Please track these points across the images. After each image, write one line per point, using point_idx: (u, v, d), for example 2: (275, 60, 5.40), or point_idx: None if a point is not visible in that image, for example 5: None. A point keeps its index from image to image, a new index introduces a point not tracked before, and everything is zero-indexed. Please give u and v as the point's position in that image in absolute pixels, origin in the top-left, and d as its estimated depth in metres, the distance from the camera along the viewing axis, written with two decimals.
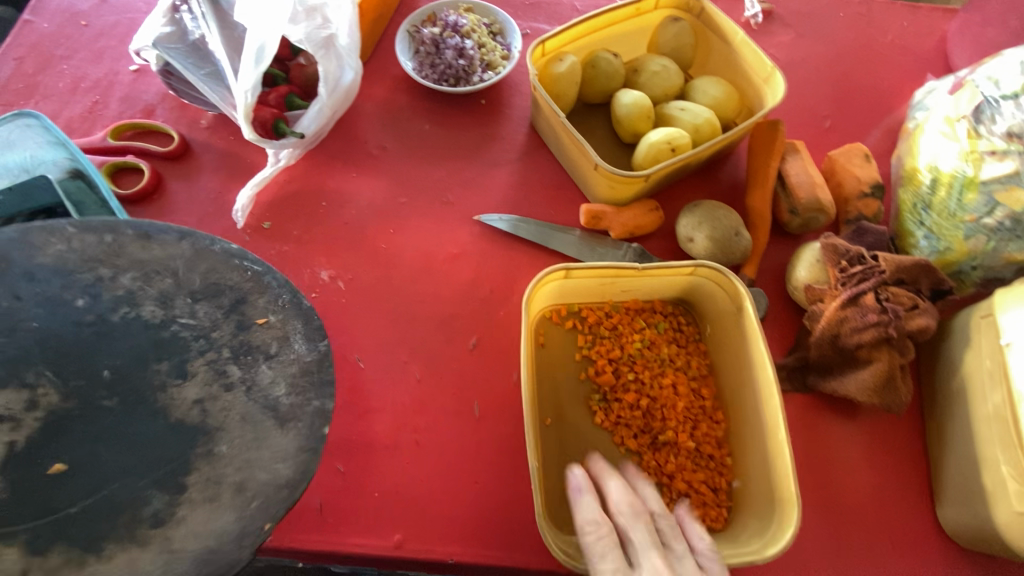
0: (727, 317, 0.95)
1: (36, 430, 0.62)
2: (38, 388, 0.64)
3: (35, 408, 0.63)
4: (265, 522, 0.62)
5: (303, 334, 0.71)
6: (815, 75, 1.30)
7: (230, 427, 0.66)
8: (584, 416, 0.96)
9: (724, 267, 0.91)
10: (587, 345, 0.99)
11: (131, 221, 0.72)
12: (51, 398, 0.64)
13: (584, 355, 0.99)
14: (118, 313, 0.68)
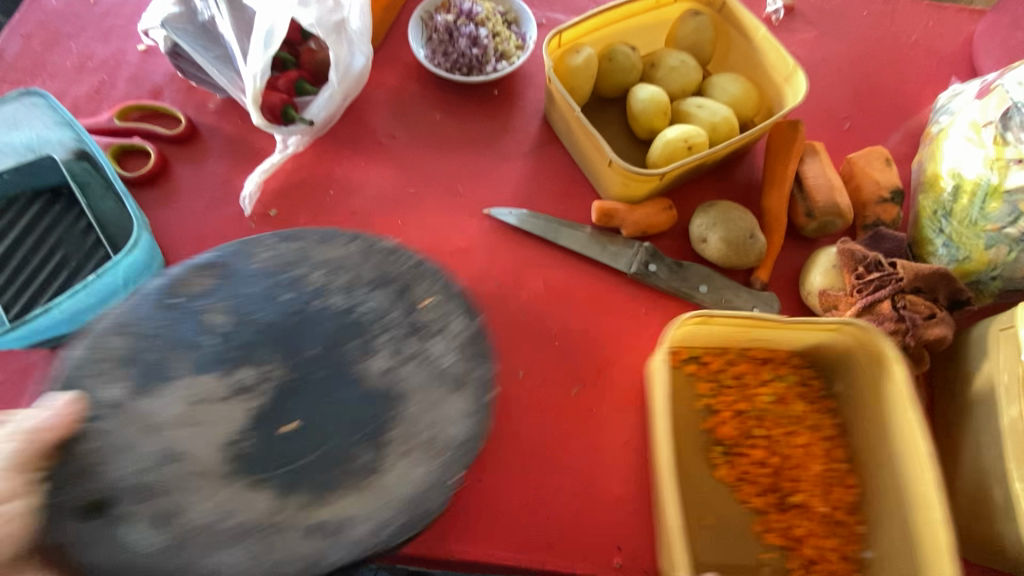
0: (858, 371, 0.92)
1: (269, 397, 0.72)
2: (266, 366, 0.73)
3: (266, 380, 0.73)
4: (457, 474, 0.71)
5: (461, 310, 0.79)
6: (836, 74, 1.27)
7: (413, 393, 0.74)
8: (703, 470, 0.92)
9: (873, 326, 0.84)
10: (708, 394, 0.95)
11: (314, 229, 0.83)
12: (277, 372, 0.73)
13: (705, 404, 0.95)
14: (314, 304, 0.77)
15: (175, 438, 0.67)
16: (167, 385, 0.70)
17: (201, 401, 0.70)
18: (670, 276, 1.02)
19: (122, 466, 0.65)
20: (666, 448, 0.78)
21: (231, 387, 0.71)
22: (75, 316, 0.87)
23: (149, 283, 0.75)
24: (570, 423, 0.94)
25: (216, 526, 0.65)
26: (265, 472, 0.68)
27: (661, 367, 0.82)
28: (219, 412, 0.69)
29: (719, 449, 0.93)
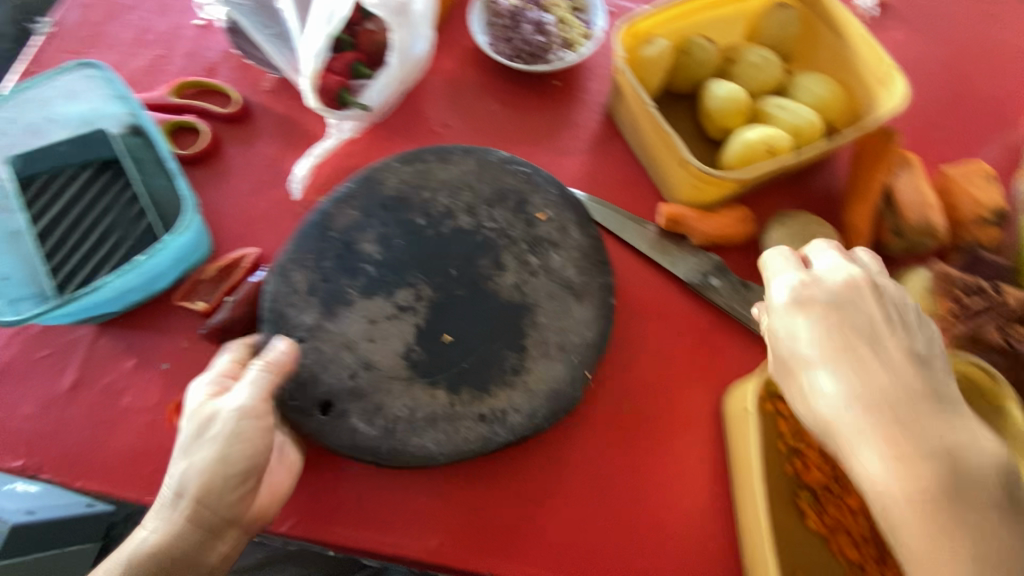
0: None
1: (428, 311, 0.88)
2: (420, 287, 0.89)
3: (421, 299, 0.88)
4: (586, 370, 0.86)
5: (574, 222, 0.96)
6: (931, 79, 1.15)
7: (543, 302, 0.90)
8: (790, 518, 0.81)
9: (985, 363, 0.78)
10: (790, 433, 0.82)
11: (430, 149, 0.99)
12: (427, 291, 0.89)
13: (787, 444, 0.83)
14: (445, 224, 0.94)
15: (365, 351, 0.84)
16: (347, 307, 0.86)
17: (376, 321, 0.86)
18: (735, 291, 0.93)
19: (337, 371, 0.82)
20: (762, 492, 0.75)
21: (394, 307, 0.87)
22: (125, 295, 0.88)
23: (310, 219, 0.92)
24: (641, 441, 0.87)
25: (414, 417, 0.81)
26: (431, 376, 0.83)
27: (755, 416, 0.78)
28: (391, 328, 0.85)
29: (807, 494, 0.81)
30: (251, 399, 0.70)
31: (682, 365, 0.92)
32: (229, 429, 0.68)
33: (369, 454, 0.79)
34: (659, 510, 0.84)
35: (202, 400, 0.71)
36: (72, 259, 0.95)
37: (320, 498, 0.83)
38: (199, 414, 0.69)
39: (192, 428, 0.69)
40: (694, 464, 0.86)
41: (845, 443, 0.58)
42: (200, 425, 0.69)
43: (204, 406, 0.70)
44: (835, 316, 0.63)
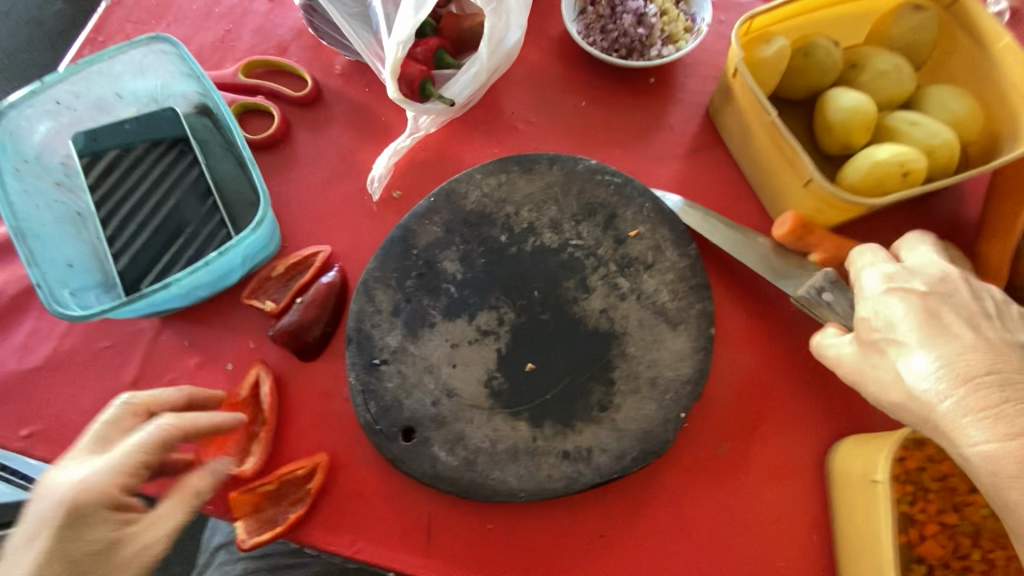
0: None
1: (510, 338, 0.83)
2: (502, 309, 0.84)
3: (503, 323, 0.84)
4: (681, 411, 0.79)
5: (671, 240, 0.87)
6: None
7: (634, 331, 0.83)
8: None
9: None
10: (906, 499, 0.76)
11: (514, 157, 0.92)
12: (510, 315, 0.84)
13: (902, 512, 0.76)
14: (528, 242, 0.88)
15: (448, 376, 0.80)
16: (430, 330, 0.83)
17: (458, 345, 0.82)
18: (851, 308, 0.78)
19: (419, 398, 0.80)
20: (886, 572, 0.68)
21: (476, 332, 0.83)
22: (191, 291, 0.83)
23: (391, 233, 0.88)
24: (733, 489, 0.80)
25: (496, 449, 0.77)
26: (514, 407, 0.79)
27: (889, 489, 0.68)
28: (474, 353, 0.81)
29: (924, 570, 0.75)
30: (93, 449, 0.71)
31: (782, 406, 0.84)
32: (61, 531, 0.63)
33: (447, 484, 0.76)
34: (751, 567, 0.77)
35: (53, 495, 0.64)
36: (133, 244, 0.89)
37: (389, 521, 0.79)
38: (44, 515, 0.63)
39: (27, 538, 0.63)
40: (791, 517, 0.79)
41: (999, 475, 0.56)
42: (49, 530, 0.63)
43: (49, 500, 0.64)
44: (926, 303, 0.66)
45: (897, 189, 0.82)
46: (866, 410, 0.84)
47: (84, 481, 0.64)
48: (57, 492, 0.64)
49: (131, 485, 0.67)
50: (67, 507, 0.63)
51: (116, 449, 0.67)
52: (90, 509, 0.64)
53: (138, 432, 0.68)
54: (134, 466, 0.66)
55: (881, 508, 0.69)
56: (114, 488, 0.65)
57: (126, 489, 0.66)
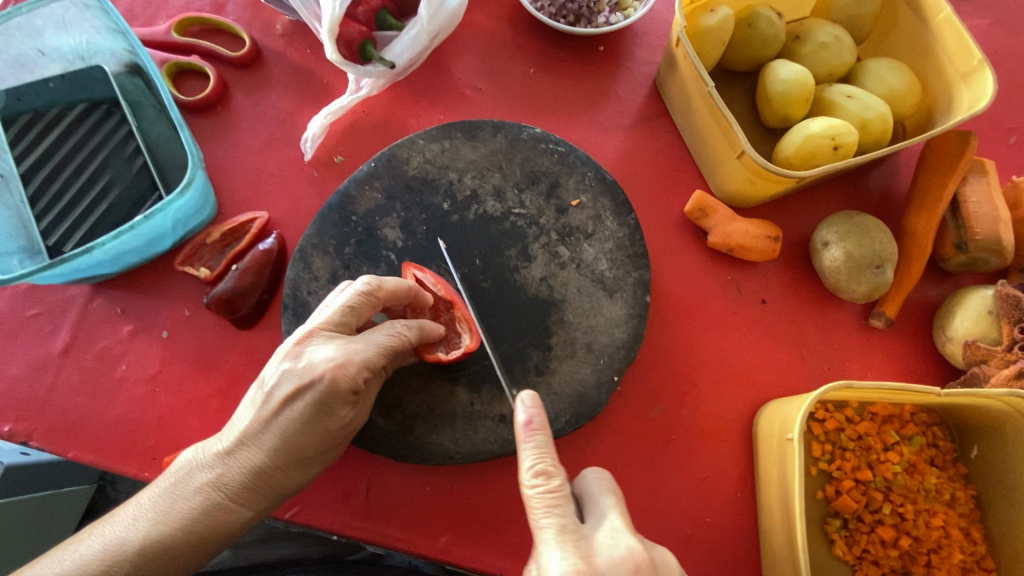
0: (1009, 439, 0.77)
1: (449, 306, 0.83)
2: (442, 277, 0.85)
3: None
4: (615, 374, 0.80)
5: (611, 210, 0.88)
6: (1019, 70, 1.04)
7: (572, 298, 0.84)
8: (819, 545, 0.79)
9: None
10: (824, 457, 0.81)
11: (459, 124, 0.91)
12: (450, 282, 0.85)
13: (819, 468, 0.81)
14: (470, 209, 0.88)
15: None
16: None
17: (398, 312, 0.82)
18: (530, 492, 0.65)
19: None
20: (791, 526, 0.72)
21: None
22: (120, 257, 0.81)
23: (330, 200, 0.87)
24: (665, 449, 0.83)
25: (431, 414, 0.78)
26: (451, 373, 0.80)
27: (798, 444, 0.70)
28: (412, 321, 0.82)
29: (838, 522, 0.79)
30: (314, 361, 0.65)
31: (714, 372, 0.87)
32: (320, 411, 0.65)
33: (383, 448, 0.77)
34: (678, 521, 0.81)
35: (310, 371, 0.65)
36: (59, 201, 0.87)
37: (327, 486, 0.80)
38: (303, 392, 0.65)
39: (276, 402, 0.66)
40: (718, 477, 0.82)
41: None
42: (306, 407, 0.65)
43: (301, 373, 0.65)
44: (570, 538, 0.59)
45: (828, 161, 0.83)
46: (794, 375, 0.87)
47: (339, 362, 0.64)
48: (313, 370, 0.65)
49: (377, 368, 0.68)
50: (296, 374, 0.65)
51: (358, 338, 0.67)
52: (340, 395, 0.65)
53: (376, 330, 0.68)
54: (376, 360, 0.67)
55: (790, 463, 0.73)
56: (363, 377, 0.67)
57: (369, 373, 0.67)
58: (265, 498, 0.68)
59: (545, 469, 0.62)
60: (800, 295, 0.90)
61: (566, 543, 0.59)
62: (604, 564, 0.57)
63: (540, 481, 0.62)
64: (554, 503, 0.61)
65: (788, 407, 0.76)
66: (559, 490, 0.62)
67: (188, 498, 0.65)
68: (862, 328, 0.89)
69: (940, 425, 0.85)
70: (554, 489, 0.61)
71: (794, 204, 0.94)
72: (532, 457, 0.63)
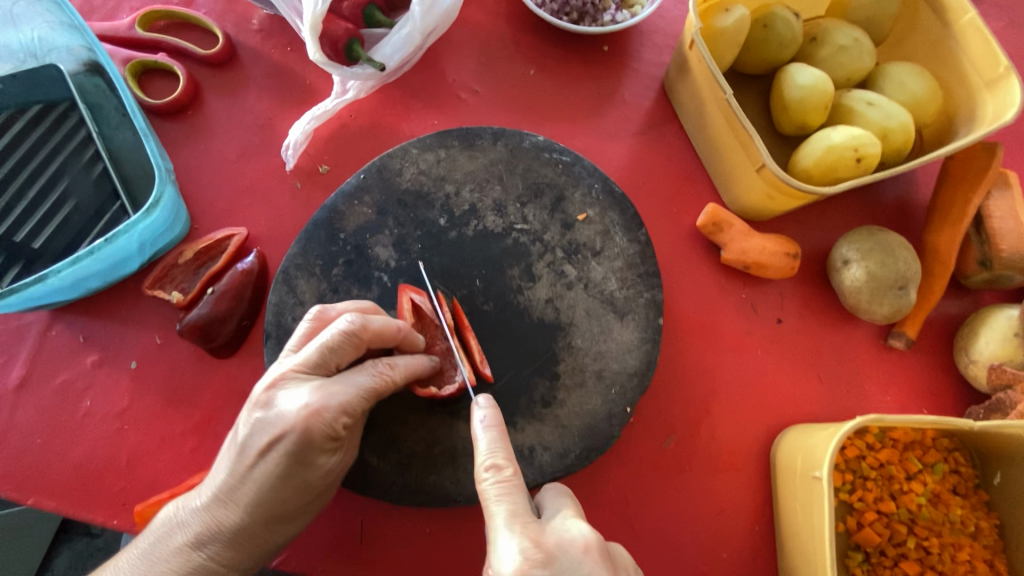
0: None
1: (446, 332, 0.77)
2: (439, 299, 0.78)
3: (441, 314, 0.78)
4: (627, 405, 0.75)
5: (620, 226, 0.82)
6: None
7: (580, 322, 0.78)
8: None
9: None
10: (845, 488, 0.77)
11: (455, 131, 0.84)
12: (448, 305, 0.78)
13: (840, 499, 0.77)
14: (469, 224, 0.81)
15: None
16: None
17: None
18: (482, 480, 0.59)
19: None
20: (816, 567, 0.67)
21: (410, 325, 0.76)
22: (80, 282, 0.72)
23: (315, 215, 0.79)
24: (679, 481, 0.78)
25: (431, 451, 0.72)
26: (452, 407, 0.74)
27: (827, 484, 0.65)
28: None
29: (861, 556, 0.76)
30: (288, 410, 0.58)
31: (729, 397, 0.82)
32: (296, 464, 0.58)
33: (378, 491, 0.70)
34: (693, 557, 0.76)
35: (282, 421, 0.58)
36: (7, 215, 0.78)
37: (317, 530, 0.73)
38: (276, 445, 0.58)
39: (250, 455, 0.59)
40: (735, 509, 0.78)
41: None
42: (280, 461, 0.58)
43: (273, 424, 0.58)
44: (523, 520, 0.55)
45: (851, 174, 0.78)
46: (811, 399, 0.83)
47: (313, 409, 0.57)
48: (286, 420, 0.58)
49: (358, 412, 0.61)
50: (268, 424, 0.59)
51: (337, 379, 0.60)
52: (316, 444, 0.58)
53: (358, 370, 0.61)
54: (355, 406, 0.60)
55: (816, 500, 0.68)
56: (342, 422, 0.59)
57: (350, 418, 0.60)
58: (249, 557, 0.61)
59: (498, 461, 0.58)
60: (817, 313, 0.85)
61: (518, 527, 0.54)
62: (558, 549, 0.52)
63: (493, 472, 0.57)
64: (508, 486, 0.57)
65: (812, 440, 0.72)
66: (513, 480, 0.57)
67: (167, 560, 0.59)
68: (881, 348, 0.85)
69: (963, 450, 0.82)
70: (505, 480, 0.57)
71: (810, 217, 0.89)
72: (487, 446, 0.59)
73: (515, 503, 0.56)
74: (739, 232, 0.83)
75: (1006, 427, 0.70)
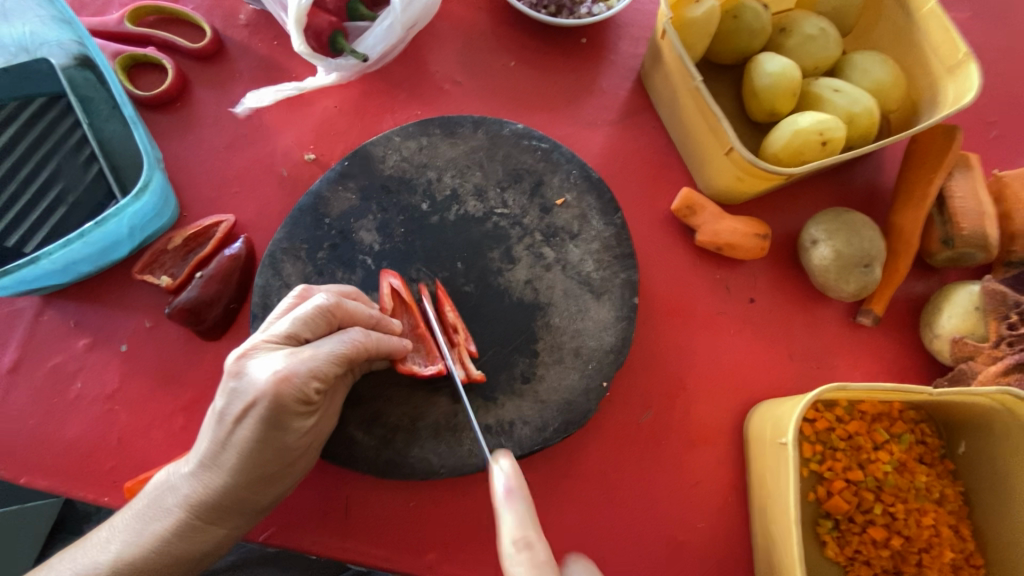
0: (995, 435, 0.76)
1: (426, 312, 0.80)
2: (421, 281, 0.81)
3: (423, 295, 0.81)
4: (604, 380, 0.78)
5: (597, 209, 0.85)
6: (1005, 62, 1.03)
7: (558, 302, 0.81)
8: (812, 546, 0.78)
9: None
10: (815, 458, 0.80)
11: (437, 120, 0.87)
12: (430, 287, 0.81)
13: (810, 470, 0.80)
14: (451, 209, 0.84)
15: None
16: None
17: None
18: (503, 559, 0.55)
19: None
20: (784, 531, 0.70)
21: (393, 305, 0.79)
22: (71, 266, 0.75)
23: (301, 201, 0.82)
24: (656, 455, 0.81)
25: (414, 426, 0.75)
26: (433, 384, 0.76)
27: (793, 450, 0.68)
28: None
29: (830, 524, 0.78)
30: (260, 377, 0.60)
31: (704, 374, 0.85)
32: (273, 427, 0.60)
33: (362, 464, 0.73)
34: (669, 528, 0.78)
35: (254, 388, 0.60)
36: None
37: (304, 505, 0.75)
38: (250, 411, 0.60)
39: (229, 421, 0.61)
40: (709, 481, 0.81)
41: None
42: (256, 425, 0.60)
43: (246, 391, 0.60)
44: None
45: (817, 157, 0.81)
46: (784, 376, 0.85)
47: (281, 375, 0.59)
48: (257, 387, 0.60)
49: (330, 378, 0.63)
50: (242, 392, 0.61)
51: (306, 347, 0.62)
52: (289, 408, 0.60)
53: (329, 338, 0.63)
54: (325, 372, 0.62)
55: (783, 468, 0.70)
56: (314, 387, 0.61)
57: (322, 384, 0.62)
58: (236, 517, 0.64)
59: (528, 538, 0.54)
60: (788, 293, 0.89)
61: None
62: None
63: (523, 548, 0.54)
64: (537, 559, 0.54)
65: (782, 411, 0.74)
66: (545, 560, 0.54)
67: (159, 520, 0.62)
68: (850, 325, 0.88)
69: (929, 422, 0.85)
70: (535, 558, 0.54)
71: (781, 200, 0.92)
72: (514, 522, 0.55)
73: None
74: (713, 217, 0.86)
75: (966, 396, 0.73)
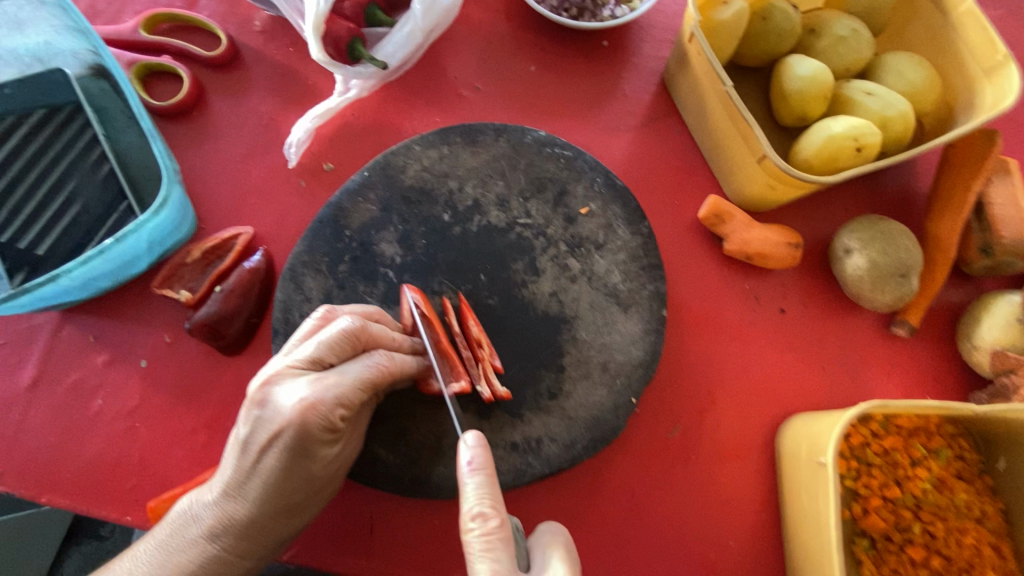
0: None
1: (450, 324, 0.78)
2: (444, 294, 0.79)
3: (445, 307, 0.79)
4: (633, 396, 0.76)
5: (623, 218, 0.82)
6: None
7: (584, 314, 0.79)
8: (848, 565, 0.76)
9: None
10: (850, 474, 0.78)
11: (457, 127, 0.85)
12: (453, 300, 0.79)
13: (846, 486, 0.78)
14: (473, 220, 0.82)
15: None
16: None
17: None
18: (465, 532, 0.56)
19: None
20: (823, 553, 0.67)
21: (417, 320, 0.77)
22: (90, 283, 0.73)
23: (320, 213, 0.80)
24: (685, 471, 0.79)
25: (439, 443, 0.73)
26: (458, 400, 0.74)
27: (832, 469, 0.66)
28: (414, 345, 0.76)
29: (866, 542, 0.76)
30: (286, 406, 0.59)
31: (734, 387, 0.82)
32: (299, 456, 0.59)
33: (388, 484, 0.71)
34: (701, 546, 0.77)
35: (279, 417, 0.58)
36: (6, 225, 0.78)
37: (329, 524, 0.74)
38: (276, 440, 0.59)
39: (254, 450, 0.60)
40: (740, 498, 0.78)
41: None
42: (282, 454, 0.59)
43: (271, 419, 0.59)
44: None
45: (852, 163, 0.78)
46: (816, 389, 0.83)
47: (308, 402, 0.58)
48: (282, 415, 0.58)
49: (356, 404, 0.61)
50: (267, 420, 0.59)
51: (331, 372, 0.61)
52: (315, 437, 0.59)
53: (353, 362, 0.62)
54: (350, 401, 0.60)
55: (821, 487, 0.68)
56: (339, 414, 0.60)
57: (347, 411, 0.61)
58: (262, 547, 0.63)
59: (483, 512, 0.56)
60: (820, 303, 0.86)
61: None
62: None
63: (479, 522, 0.56)
64: (490, 530, 0.55)
65: (818, 428, 0.72)
66: (498, 532, 0.55)
67: (185, 550, 0.61)
68: (884, 336, 0.85)
69: (967, 436, 0.82)
70: (490, 532, 0.55)
71: (811, 207, 0.89)
72: (473, 496, 0.57)
73: (497, 553, 0.54)
74: (743, 226, 0.84)
75: (1010, 412, 0.70)
